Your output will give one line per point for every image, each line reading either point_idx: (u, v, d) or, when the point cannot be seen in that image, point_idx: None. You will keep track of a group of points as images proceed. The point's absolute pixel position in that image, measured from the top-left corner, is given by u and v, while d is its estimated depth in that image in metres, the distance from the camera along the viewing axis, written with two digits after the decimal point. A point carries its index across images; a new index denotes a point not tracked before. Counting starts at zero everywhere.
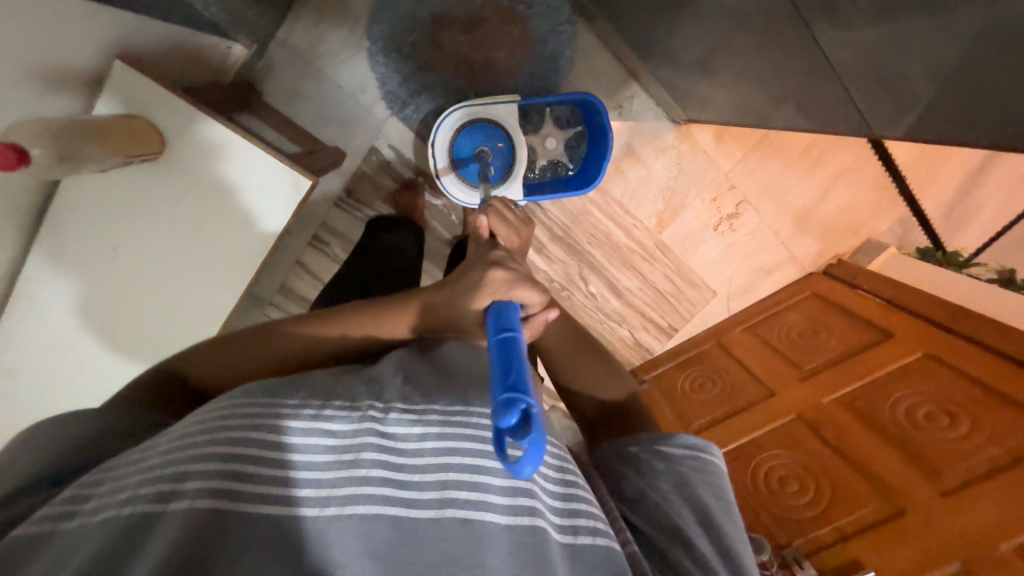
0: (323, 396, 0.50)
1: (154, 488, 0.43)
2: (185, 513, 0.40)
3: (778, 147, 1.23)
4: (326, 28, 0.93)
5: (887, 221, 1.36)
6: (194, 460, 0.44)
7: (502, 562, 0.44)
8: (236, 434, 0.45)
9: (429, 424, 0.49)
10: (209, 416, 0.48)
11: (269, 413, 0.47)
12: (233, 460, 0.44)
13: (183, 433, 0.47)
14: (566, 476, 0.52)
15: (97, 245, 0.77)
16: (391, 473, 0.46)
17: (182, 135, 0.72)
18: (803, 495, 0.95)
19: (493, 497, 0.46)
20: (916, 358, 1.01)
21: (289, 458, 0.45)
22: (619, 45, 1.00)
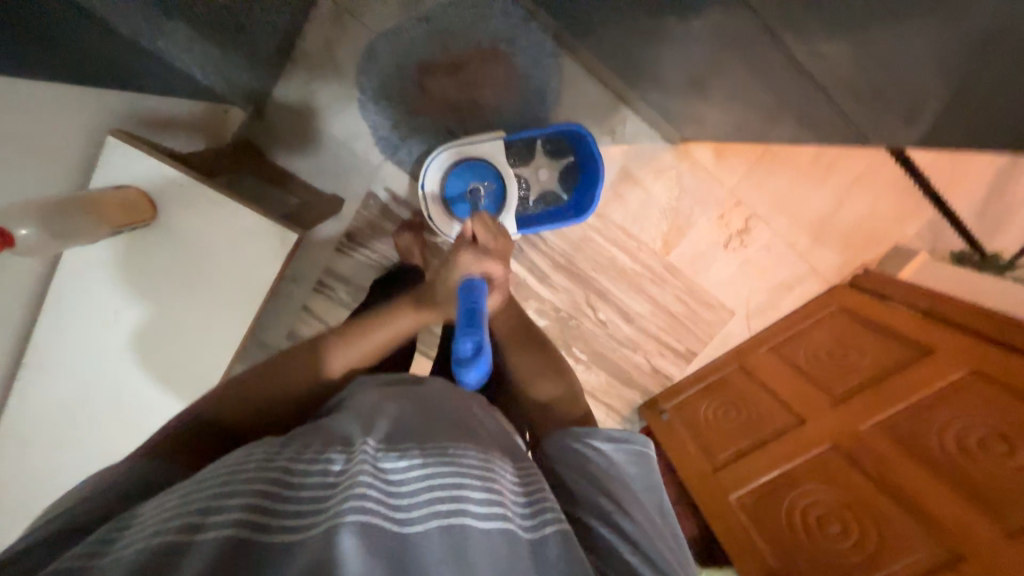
0: (322, 440, 0.50)
1: (178, 523, 0.40)
2: (217, 546, 0.38)
3: (784, 157, 1.18)
4: (318, 83, 0.97)
5: (914, 226, 1.27)
6: (222, 495, 0.42)
7: (485, 564, 0.44)
8: (259, 471, 0.45)
9: (411, 456, 0.49)
10: (227, 461, 0.47)
11: (284, 455, 0.47)
12: (261, 493, 0.43)
13: (208, 472, 0.46)
14: (537, 495, 0.53)
15: (98, 307, 0.77)
16: (386, 498, 0.44)
17: (172, 199, 0.75)
18: (849, 535, 0.86)
19: (472, 505, 0.46)
20: (959, 375, 0.91)
21: (302, 494, 0.44)
22: (605, 73, 1.00)
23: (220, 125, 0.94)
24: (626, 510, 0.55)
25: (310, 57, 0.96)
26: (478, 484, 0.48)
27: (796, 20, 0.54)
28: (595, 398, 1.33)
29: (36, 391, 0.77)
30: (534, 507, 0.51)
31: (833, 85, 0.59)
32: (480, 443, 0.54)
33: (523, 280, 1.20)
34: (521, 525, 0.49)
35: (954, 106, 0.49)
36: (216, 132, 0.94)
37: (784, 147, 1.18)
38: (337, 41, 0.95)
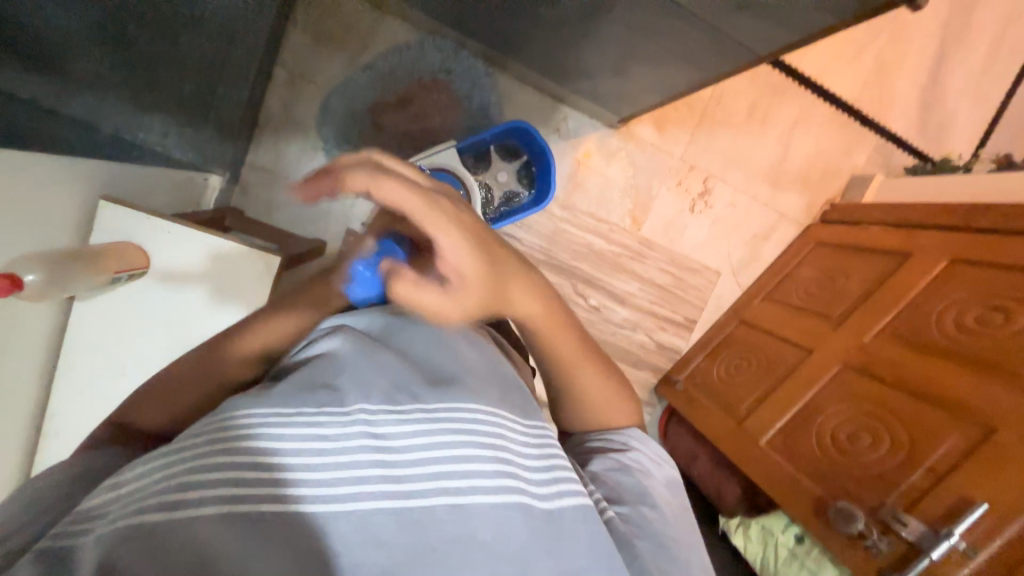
0: (311, 398, 0.46)
1: (156, 499, 0.39)
2: (197, 525, 0.38)
3: (721, 118, 1.27)
4: (285, 143, 1.08)
5: (863, 154, 1.34)
6: (204, 465, 0.41)
7: (493, 539, 0.45)
8: (240, 441, 0.42)
9: (416, 422, 0.47)
10: (206, 429, 0.44)
11: (267, 419, 0.44)
12: (242, 466, 0.41)
13: (191, 440, 0.43)
14: (549, 461, 0.53)
15: (104, 366, 0.78)
16: (387, 470, 0.44)
17: (168, 251, 0.79)
18: (879, 446, 0.84)
19: (481, 480, 0.46)
20: (941, 270, 0.93)
21: (291, 465, 0.42)
22: (536, 79, 1.11)
23: (204, 190, 1.02)
24: (644, 500, 0.61)
25: (274, 123, 1.07)
26: (487, 457, 0.47)
27: None
28: None
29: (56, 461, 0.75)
30: (541, 471, 0.51)
31: (721, 11, 0.66)
32: (480, 404, 0.52)
33: None
34: (534, 493, 0.49)
35: None
36: (201, 196, 1.01)
37: (719, 109, 1.27)
38: (295, 105, 1.07)
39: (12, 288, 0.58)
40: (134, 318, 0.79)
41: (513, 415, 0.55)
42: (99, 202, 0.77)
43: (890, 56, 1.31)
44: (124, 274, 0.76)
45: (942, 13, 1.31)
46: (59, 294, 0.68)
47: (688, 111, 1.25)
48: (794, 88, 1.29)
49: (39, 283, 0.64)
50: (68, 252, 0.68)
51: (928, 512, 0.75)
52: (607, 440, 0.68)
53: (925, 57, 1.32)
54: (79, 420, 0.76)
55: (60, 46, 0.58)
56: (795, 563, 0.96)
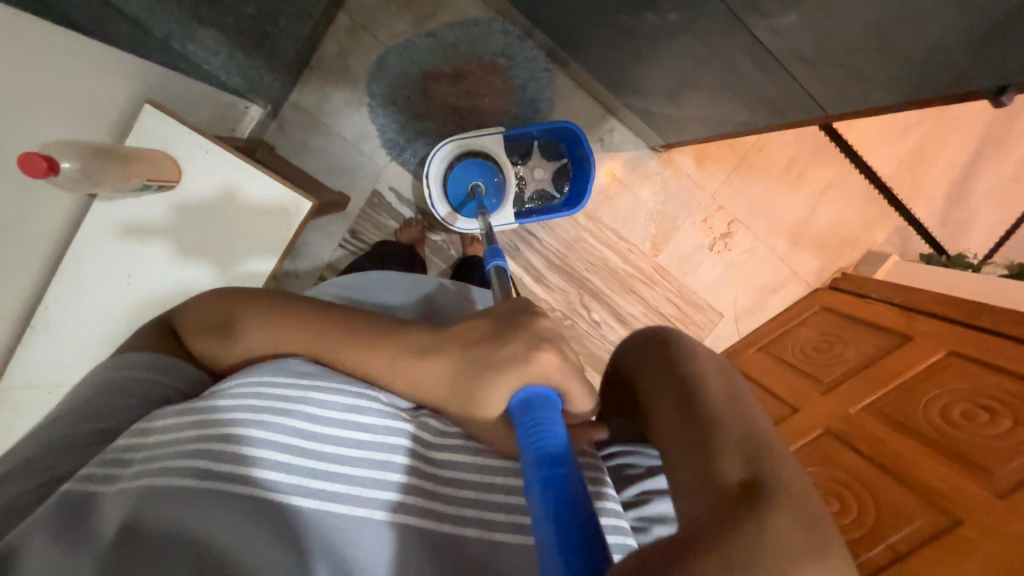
0: (354, 387, 0.53)
1: (194, 464, 0.45)
2: (225, 495, 0.44)
3: (759, 166, 1.29)
4: (331, 90, 1.06)
5: (883, 232, 1.37)
6: (235, 440, 0.47)
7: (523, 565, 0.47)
8: (276, 422, 0.49)
9: (455, 431, 0.53)
10: (243, 399, 0.50)
11: (305, 402, 0.50)
12: (275, 449, 0.48)
13: (221, 408, 0.49)
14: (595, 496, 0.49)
15: (109, 273, 0.76)
16: (418, 473, 0.49)
17: (198, 171, 0.77)
18: (846, 514, 0.86)
19: (503, 495, 0.50)
20: (937, 359, 0.95)
21: (324, 453, 0.48)
22: (593, 85, 1.11)
23: (242, 118, 1.00)
24: None
25: (325, 68, 1.05)
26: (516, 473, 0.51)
27: None
28: None
29: (44, 359, 0.73)
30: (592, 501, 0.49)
31: (791, 59, 0.66)
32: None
33: (519, 279, 1.24)
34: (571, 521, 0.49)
35: (886, 70, 0.57)
36: (237, 123, 1.00)
37: (759, 156, 1.28)
38: (351, 53, 1.05)
39: (48, 172, 0.57)
40: (151, 234, 0.77)
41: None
42: (144, 105, 0.75)
43: (931, 144, 1.33)
44: (155, 184, 0.73)
45: (989, 115, 1.34)
46: (89, 189, 0.67)
47: (730, 151, 1.26)
48: (835, 153, 1.31)
49: (74, 172, 0.64)
50: (104, 148, 0.67)
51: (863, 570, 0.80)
52: None
53: (963, 153, 1.35)
54: (75, 321, 0.75)
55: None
56: None
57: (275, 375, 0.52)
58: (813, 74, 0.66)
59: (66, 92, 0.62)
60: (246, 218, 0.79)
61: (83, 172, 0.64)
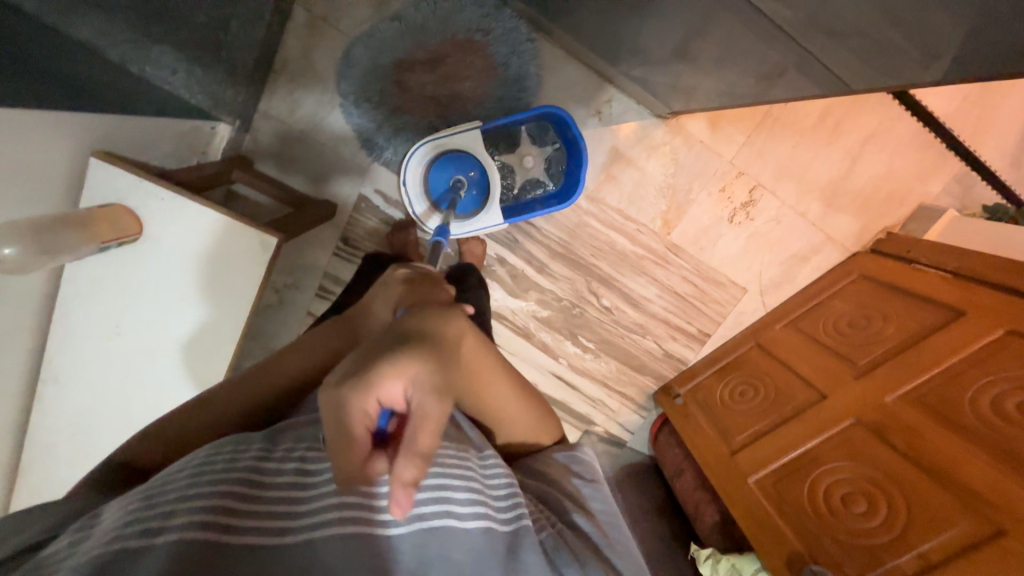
0: (291, 445, 0.49)
1: (138, 526, 0.38)
2: (182, 547, 0.36)
3: (785, 121, 1.12)
4: (301, 94, 0.99)
5: (939, 182, 1.18)
6: (180, 498, 0.41)
7: (467, 559, 0.47)
8: (222, 476, 0.43)
9: None
10: (189, 466, 0.45)
11: (247, 462, 0.46)
12: (221, 499, 0.41)
13: (171, 477, 0.44)
14: (519, 510, 0.53)
15: (93, 328, 0.72)
16: (372, 502, 0.45)
17: (160, 217, 0.71)
18: (873, 514, 0.80)
19: (455, 506, 0.49)
20: (992, 340, 0.83)
21: (272, 499, 0.43)
22: (584, 53, 0.98)
23: (211, 139, 0.96)
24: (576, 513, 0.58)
25: (292, 70, 0.98)
26: (460, 485, 0.50)
27: None
28: (606, 388, 1.31)
29: (50, 412, 0.72)
30: (508, 504, 0.53)
31: (810, 16, 0.54)
32: (457, 444, 0.56)
33: (521, 271, 1.18)
34: (500, 519, 0.51)
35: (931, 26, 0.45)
36: (208, 144, 0.96)
37: (785, 109, 1.11)
38: (316, 50, 0.97)
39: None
40: (125, 283, 0.72)
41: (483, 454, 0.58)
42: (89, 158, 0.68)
43: None
44: (115, 243, 0.68)
45: None
46: (47, 265, 0.61)
47: (751, 108, 1.10)
48: (879, 95, 1.12)
49: (22, 255, 0.56)
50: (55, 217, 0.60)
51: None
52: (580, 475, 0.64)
53: None
54: (66, 377, 0.72)
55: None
56: None
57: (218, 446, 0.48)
58: (834, 33, 0.54)
59: (26, 166, 0.59)
60: (222, 251, 0.73)
61: (34, 251, 0.57)
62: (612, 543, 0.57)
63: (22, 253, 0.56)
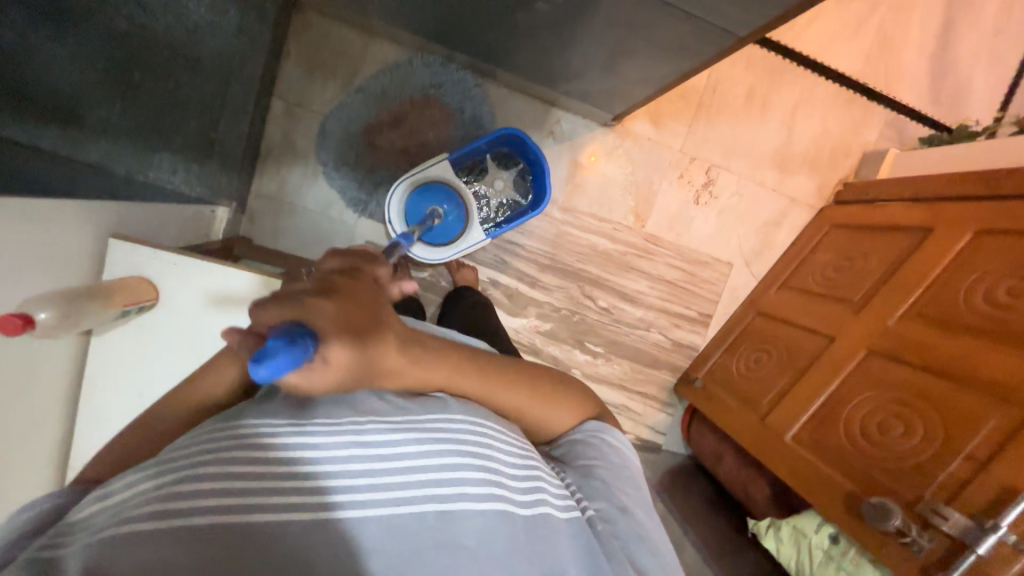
0: (299, 411, 0.45)
1: (150, 508, 0.37)
2: (194, 536, 0.36)
3: (719, 106, 1.24)
4: (287, 171, 1.11)
5: (873, 130, 1.29)
6: (191, 475, 0.38)
7: (478, 541, 0.43)
8: (226, 453, 0.40)
9: (407, 431, 0.45)
10: (198, 440, 0.42)
11: (250, 433, 0.42)
12: (228, 479, 0.39)
13: (181, 451, 0.41)
14: (538, 495, 0.48)
15: (117, 402, 0.74)
16: (381, 482, 0.42)
17: (175, 282, 0.76)
18: (911, 435, 0.78)
19: (469, 488, 0.44)
20: (966, 243, 0.87)
21: (280, 475, 0.40)
22: (526, 86, 1.11)
23: (213, 223, 1.04)
24: (603, 498, 0.54)
25: (276, 153, 1.11)
26: (475, 467, 0.45)
27: None
28: (625, 389, 1.30)
29: None
30: (527, 485, 0.48)
31: None
32: (475, 416, 0.50)
33: (515, 289, 1.23)
34: (518, 502, 0.46)
35: None
36: (209, 229, 1.03)
37: (716, 96, 1.24)
38: (294, 132, 1.10)
39: (25, 327, 0.57)
40: (148, 352, 0.75)
41: (502, 427, 0.52)
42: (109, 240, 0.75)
43: (894, 25, 1.25)
44: (134, 307, 0.72)
45: None
46: (72, 331, 0.67)
47: (684, 102, 1.22)
48: (794, 68, 1.25)
49: (52, 321, 0.63)
50: (82, 289, 0.67)
51: (971, 501, 0.69)
52: (605, 452, 0.58)
53: (932, 22, 1.26)
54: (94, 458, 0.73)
55: None
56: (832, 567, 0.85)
57: (230, 415, 0.45)
58: (708, 2, 0.65)
59: (54, 249, 0.66)
60: (228, 307, 0.77)
61: (61, 318, 0.63)
62: (646, 539, 0.53)
63: (53, 319, 0.62)
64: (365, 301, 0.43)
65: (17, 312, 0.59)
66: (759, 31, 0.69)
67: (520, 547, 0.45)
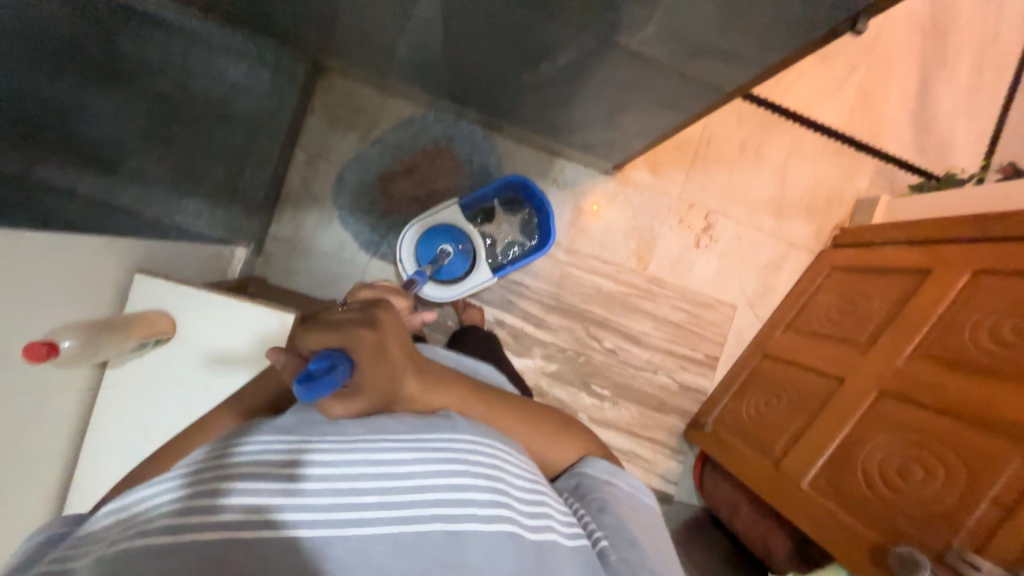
0: (308, 426, 0.46)
1: (159, 520, 0.38)
2: (196, 546, 0.36)
3: (713, 156, 1.31)
4: (304, 215, 1.17)
5: (863, 178, 1.35)
6: (199, 489, 0.39)
7: (485, 566, 0.41)
8: (235, 467, 0.41)
9: (415, 444, 0.45)
10: (210, 455, 0.43)
11: (258, 447, 0.43)
12: (234, 491, 0.39)
13: (194, 465, 0.43)
14: (546, 526, 0.47)
15: (122, 437, 0.74)
16: (386, 496, 0.41)
17: (191, 316, 0.78)
18: (934, 477, 0.75)
19: (480, 509, 0.43)
20: (965, 282, 0.88)
21: (284, 487, 0.40)
22: (531, 139, 1.20)
23: (230, 263, 1.09)
24: (615, 530, 0.52)
25: (295, 198, 1.17)
26: (484, 487, 0.44)
27: (615, 24, 0.69)
28: (633, 434, 1.27)
29: None
30: (537, 511, 0.47)
31: (674, 55, 0.72)
32: (486, 437, 0.50)
33: (520, 330, 1.24)
34: (527, 528, 0.45)
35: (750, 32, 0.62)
36: (227, 268, 1.08)
37: (710, 147, 1.31)
38: (314, 179, 1.17)
39: (48, 354, 0.60)
40: (157, 385, 0.76)
41: (510, 450, 0.51)
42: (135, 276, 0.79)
43: (873, 84, 1.35)
44: (151, 339, 0.75)
45: (918, 40, 1.35)
46: (91, 361, 0.69)
47: (680, 153, 1.29)
48: (783, 122, 1.33)
49: (75, 349, 0.65)
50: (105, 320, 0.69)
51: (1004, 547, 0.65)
52: (618, 486, 0.57)
53: (909, 81, 1.35)
54: (92, 495, 0.72)
55: (115, 146, 0.77)
56: None
57: (242, 431, 0.46)
58: (696, 61, 0.72)
59: (78, 281, 0.69)
60: (237, 339, 0.78)
61: (82, 347, 0.65)
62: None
63: (75, 347, 0.65)
64: (393, 331, 0.52)
65: (42, 338, 0.62)
66: (740, 90, 0.76)
67: (530, 574, 0.43)
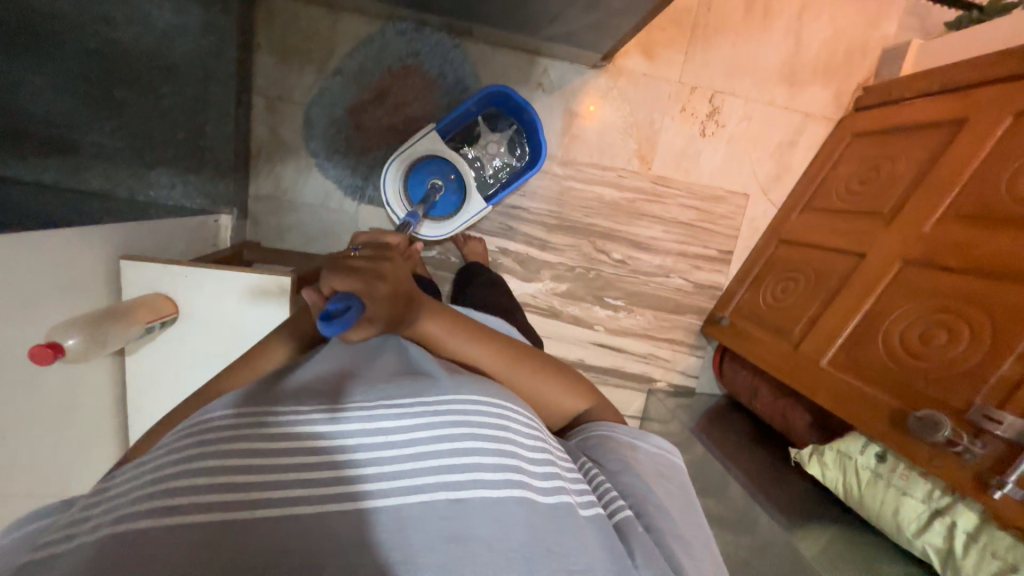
0: (303, 404, 0.45)
1: (145, 509, 0.36)
2: (191, 538, 0.35)
3: (715, 24, 1.15)
4: (281, 168, 1.10)
5: (890, 23, 1.17)
6: (188, 473, 0.38)
7: (493, 533, 0.39)
8: (228, 448, 0.40)
9: (414, 413, 0.44)
10: (192, 440, 0.41)
11: (252, 428, 0.42)
12: (229, 476, 0.38)
13: (179, 446, 0.41)
14: (557, 485, 0.45)
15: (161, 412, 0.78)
16: (385, 466, 0.41)
17: (190, 293, 0.78)
18: (959, 338, 0.75)
19: (484, 474, 0.42)
20: (1006, 127, 0.79)
21: (281, 467, 0.40)
22: (506, 38, 1.05)
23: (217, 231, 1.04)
24: (637, 498, 0.51)
25: (267, 150, 1.09)
26: (489, 450, 0.43)
27: None
28: (651, 338, 1.29)
29: None
30: (545, 471, 0.45)
31: None
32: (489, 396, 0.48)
33: (526, 254, 1.21)
34: (538, 490, 0.43)
35: None
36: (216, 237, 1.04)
37: (711, 13, 1.14)
38: (281, 127, 1.08)
39: (54, 356, 0.61)
40: (181, 362, 0.79)
41: (518, 409, 0.50)
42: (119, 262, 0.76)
43: None
44: (157, 322, 0.75)
45: None
46: (105, 351, 0.71)
47: (677, 28, 1.13)
48: None
49: (82, 346, 0.67)
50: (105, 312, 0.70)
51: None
52: (641, 454, 0.56)
53: None
54: None
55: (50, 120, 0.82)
56: (882, 484, 0.84)
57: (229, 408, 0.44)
58: None
59: (68, 278, 0.67)
60: (244, 308, 0.79)
61: (89, 343, 0.67)
62: (683, 541, 0.48)
63: (82, 344, 0.66)
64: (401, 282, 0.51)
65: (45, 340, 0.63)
66: None
67: (539, 539, 0.40)
